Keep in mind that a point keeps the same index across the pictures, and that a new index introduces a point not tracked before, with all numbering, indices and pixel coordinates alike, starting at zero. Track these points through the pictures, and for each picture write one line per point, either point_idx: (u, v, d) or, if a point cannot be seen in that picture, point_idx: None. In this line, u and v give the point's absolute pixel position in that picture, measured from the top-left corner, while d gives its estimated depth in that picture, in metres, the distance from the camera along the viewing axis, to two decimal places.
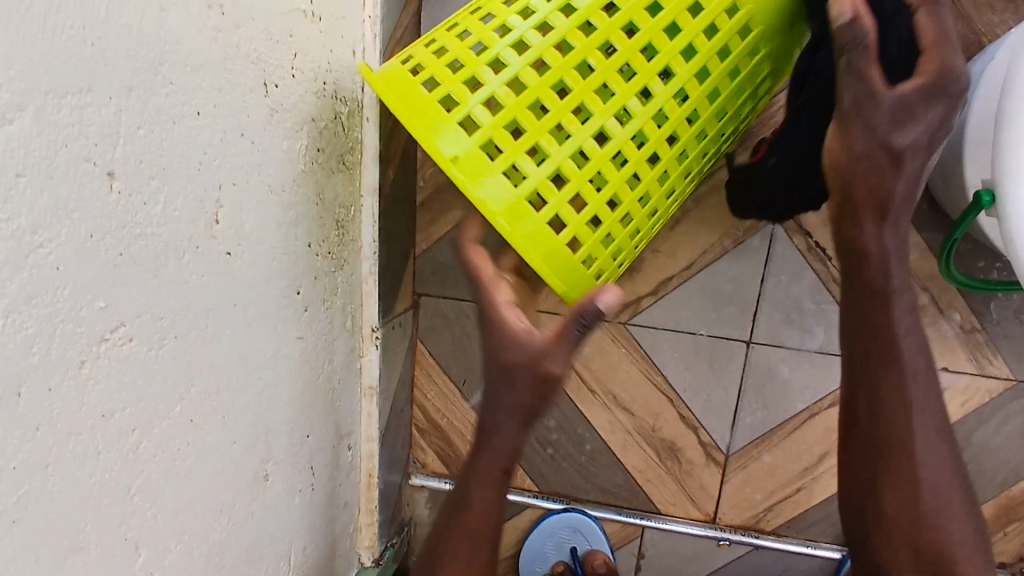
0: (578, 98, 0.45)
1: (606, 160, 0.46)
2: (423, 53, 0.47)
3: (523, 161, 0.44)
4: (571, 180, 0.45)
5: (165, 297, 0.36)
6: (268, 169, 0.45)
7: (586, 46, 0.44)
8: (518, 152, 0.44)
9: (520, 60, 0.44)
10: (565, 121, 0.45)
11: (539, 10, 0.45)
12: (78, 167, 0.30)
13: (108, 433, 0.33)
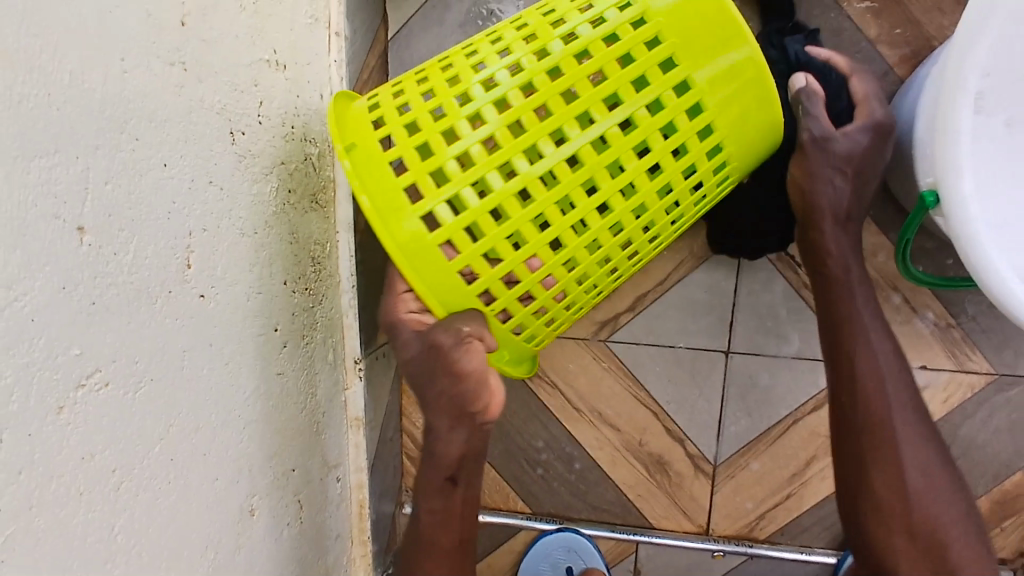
0: (505, 156, 0.46)
1: (523, 219, 0.47)
2: (386, 105, 0.50)
3: (441, 209, 0.47)
4: (486, 234, 0.47)
5: (140, 341, 0.38)
6: (239, 213, 0.47)
7: (523, 109, 0.46)
8: (438, 200, 0.47)
9: (462, 118, 0.47)
10: (463, 192, 0.47)
11: (489, 74, 0.48)
12: (47, 223, 0.31)
13: (89, 475, 0.35)
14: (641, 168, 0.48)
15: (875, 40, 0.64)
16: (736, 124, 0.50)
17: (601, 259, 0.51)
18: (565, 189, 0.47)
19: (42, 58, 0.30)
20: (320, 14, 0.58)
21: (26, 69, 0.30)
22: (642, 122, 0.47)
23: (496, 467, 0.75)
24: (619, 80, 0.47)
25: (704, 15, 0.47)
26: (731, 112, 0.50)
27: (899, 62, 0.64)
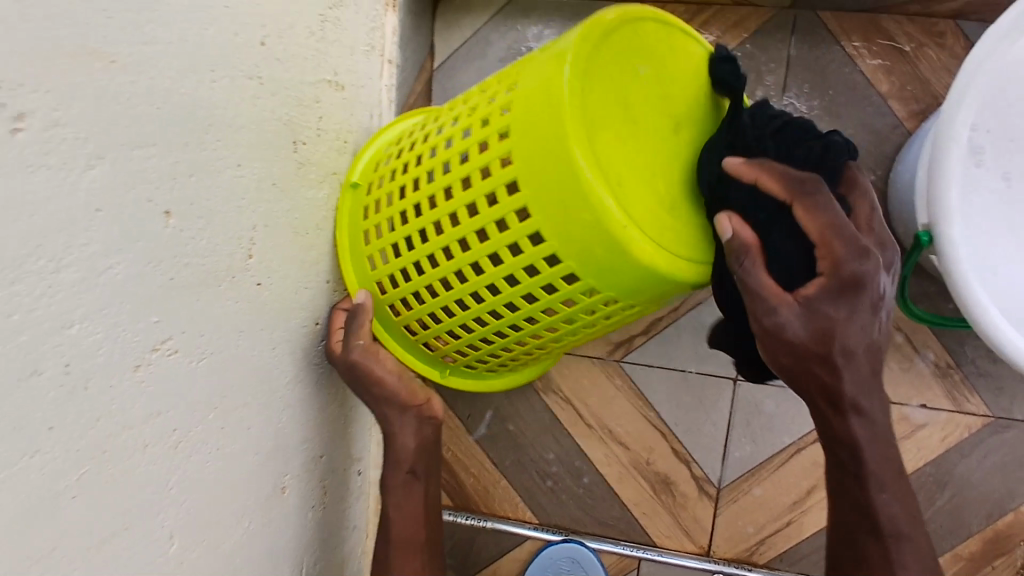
0: (411, 229, 0.52)
1: (420, 285, 0.53)
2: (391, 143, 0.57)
3: (375, 250, 0.56)
4: (399, 283, 0.55)
5: (206, 317, 0.43)
6: (295, 213, 0.52)
7: (433, 192, 0.50)
8: (373, 244, 0.56)
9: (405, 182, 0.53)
10: (386, 247, 0.55)
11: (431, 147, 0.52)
12: (142, 205, 0.37)
13: (151, 429, 0.39)
14: (502, 272, 0.47)
15: (886, 94, 0.69)
16: (565, 238, 0.44)
17: (497, 331, 0.53)
18: (443, 267, 0.50)
19: (149, 67, 0.36)
20: (377, 43, 0.63)
21: (133, 72, 0.35)
22: (489, 228, 0.46)
23: (507, 476, 0.79)
24: (481, 195, 0.46)
25: (575, 154, 0.42)
26: (576, 236, 0.44)
27: (908, 115, 0.69)
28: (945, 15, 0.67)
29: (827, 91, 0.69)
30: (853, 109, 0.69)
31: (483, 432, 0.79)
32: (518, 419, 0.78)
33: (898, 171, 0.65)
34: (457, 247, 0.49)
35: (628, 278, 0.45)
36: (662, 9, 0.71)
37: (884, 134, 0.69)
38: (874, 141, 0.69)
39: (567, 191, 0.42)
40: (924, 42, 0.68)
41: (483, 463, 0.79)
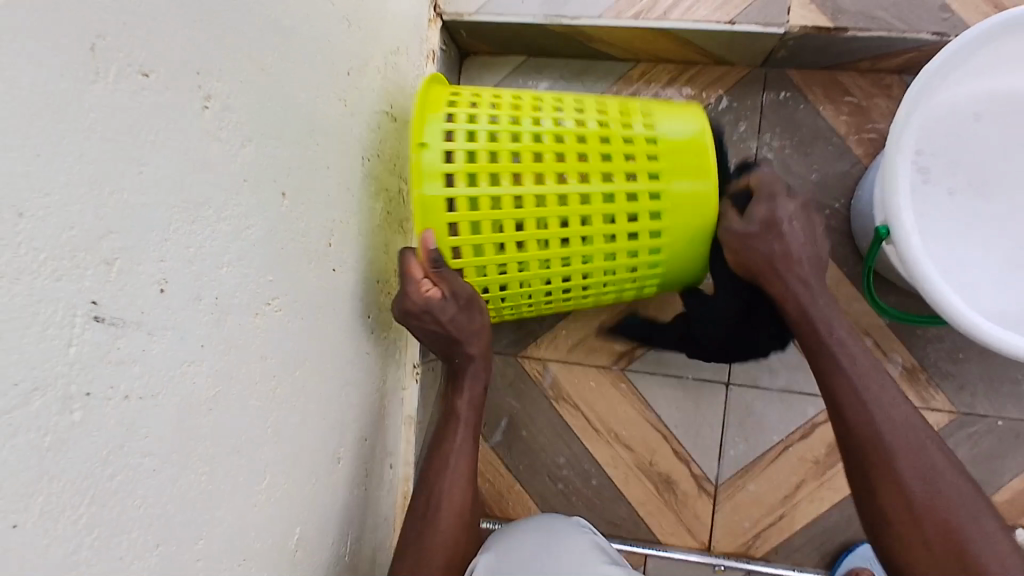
0: (511, 198, 0.63)
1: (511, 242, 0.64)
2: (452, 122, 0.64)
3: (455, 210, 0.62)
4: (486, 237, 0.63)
5: (299, 287, 0.52)
6: (360, 218, 0.62)
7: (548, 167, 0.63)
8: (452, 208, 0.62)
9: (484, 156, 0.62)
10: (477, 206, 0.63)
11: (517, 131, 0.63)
12: (267, 183, 0.46)
13: (261, 372, 0.47)
14: (603, 249, 0.65)
15: (845, 135, 0.82)
16: (681, 243, 0.66)
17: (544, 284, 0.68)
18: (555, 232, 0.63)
19: (279, 79, 0.47)
20: (420, 88, 0.76)
21: (270, 81, 0.46)
22: (624, 231, 0.65)
23: (522, 480, 0.85)
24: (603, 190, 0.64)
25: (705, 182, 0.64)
26: (682, 228, 0.65)
27: (864, 154, 0.82)
28: (890, 70, 0.82)
29: (794, 134, 0.83)
30: (818, 149, 0.82)
31: (500, 438, 0.86)
32: (532, 425, 0.86)
33: (858, 196, 0.77)
34: (576, 220, 0.64)
35: (690, 258, 0.68)
36: (653, 67, 0.85)
37: (845, 168, 0.82)
38: (837, 175, 0.82)
39: (694, 219, 0.65)
40: (874, 93, 0.82)
41: (499, 468, 0.85)
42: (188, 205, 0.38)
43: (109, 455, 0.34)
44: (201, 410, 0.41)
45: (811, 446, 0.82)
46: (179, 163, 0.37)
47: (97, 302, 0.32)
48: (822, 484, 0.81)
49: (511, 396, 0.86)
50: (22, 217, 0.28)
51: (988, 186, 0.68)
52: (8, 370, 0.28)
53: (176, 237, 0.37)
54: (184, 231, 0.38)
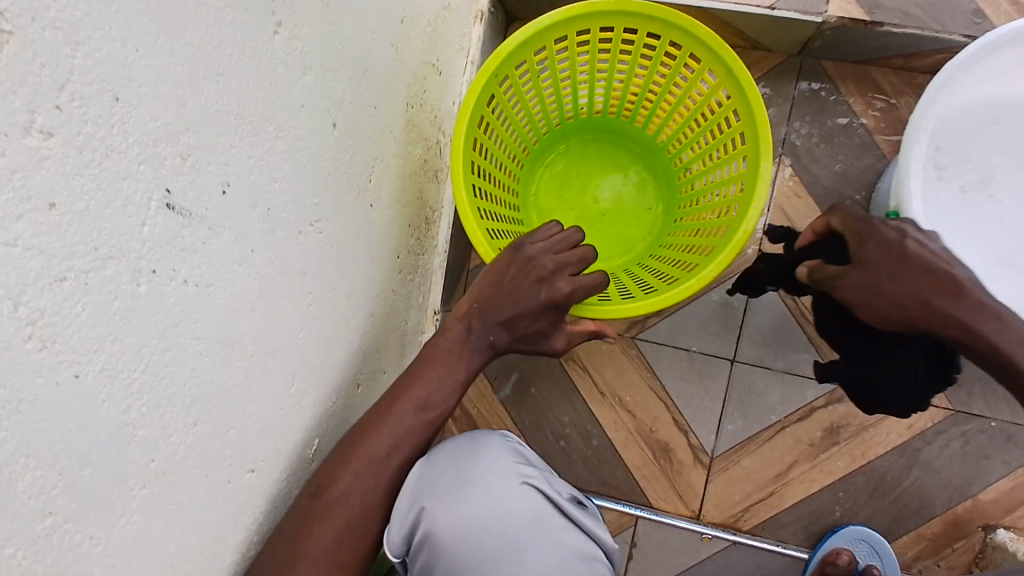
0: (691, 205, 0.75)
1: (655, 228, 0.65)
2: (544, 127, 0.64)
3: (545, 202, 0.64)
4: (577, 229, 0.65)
5: (339, 215, 0.55)
6: (398, 161, 0.65)
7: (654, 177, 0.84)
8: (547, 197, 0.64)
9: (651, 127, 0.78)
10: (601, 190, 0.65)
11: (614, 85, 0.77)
12: (322, 113, 0.50)
13: (300, 287, 0.51)
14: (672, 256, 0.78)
15: (873, 129, 0.84)
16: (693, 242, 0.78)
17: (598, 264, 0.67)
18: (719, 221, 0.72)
19: (342, 15, 0.50)
20: (466, 46, 0.79)
21: (334, 16, 0.49)
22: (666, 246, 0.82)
23: (525, 435, 0.89)
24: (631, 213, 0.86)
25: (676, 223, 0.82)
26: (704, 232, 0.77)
27: (890, 149, 0.84)
28: (924, 71, 0.84)
29: (822, 125, 0.85)
30: (845, 141, 0.85)
31: (508, 393, 0.89)
32: (540, 383, 0.89)
33: (877, 189, 0.80)
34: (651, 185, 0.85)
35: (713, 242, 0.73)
36: None
37: (870, 163, 0.84)
38: (861, 169, 0.84)
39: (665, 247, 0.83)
40: (905, 91, 0.84)
41: (504, 421, 0.89)
42: (252, 118, 0.42)
43: (166, 331, 0.38)
44: (245, 309, 0.45)
45: (807, 429, 0.84)
46: (250, 77, 0.41)
47: (170, 191, 0.36)
48: (813, 466, 0.84)
49: (522, 353, 0.89)
50: (118, 101, 0.32)
51: (998, 183, 0.72)
52: (91, 235, 0.32)
53: (240, 145, 0.41)
54: (247, 140, 0.42)
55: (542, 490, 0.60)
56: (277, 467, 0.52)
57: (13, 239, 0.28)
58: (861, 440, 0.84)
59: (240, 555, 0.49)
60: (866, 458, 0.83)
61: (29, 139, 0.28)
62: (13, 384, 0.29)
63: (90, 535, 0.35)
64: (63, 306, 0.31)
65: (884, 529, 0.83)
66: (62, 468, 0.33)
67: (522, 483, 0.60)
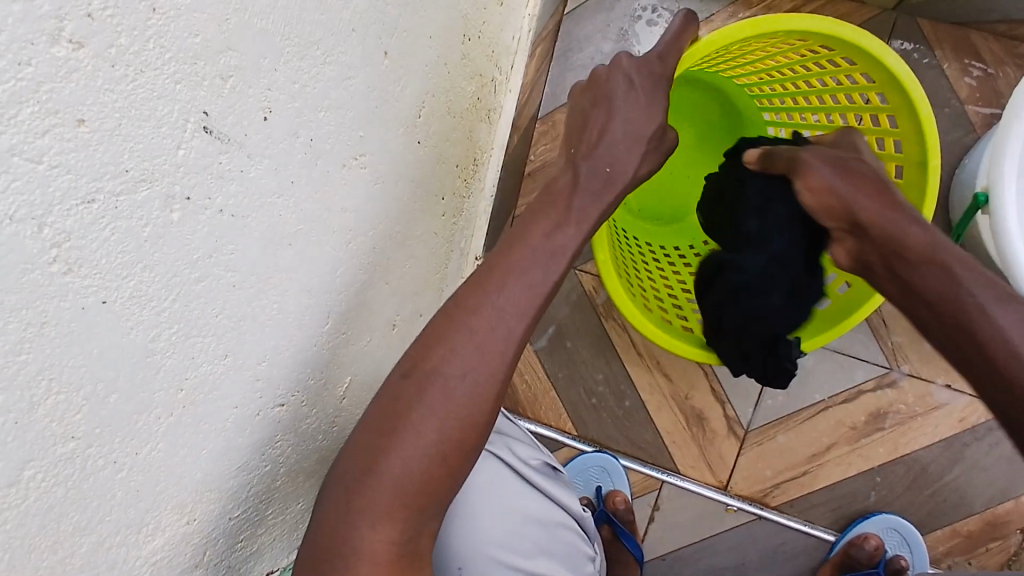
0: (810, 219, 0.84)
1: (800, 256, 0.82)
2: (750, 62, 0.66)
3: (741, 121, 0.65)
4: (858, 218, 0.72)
5: (384, 150, 0.53)
6: (451, 96, 0.62)
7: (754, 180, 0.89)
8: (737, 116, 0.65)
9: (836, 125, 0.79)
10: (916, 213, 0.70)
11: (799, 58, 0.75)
12: (373, 39, 0.47)
13: (340, 222, 0.49)
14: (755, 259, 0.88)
15: (964, 100, 0.78)
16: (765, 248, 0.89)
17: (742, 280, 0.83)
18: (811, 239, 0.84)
19: None
20: None
21: None
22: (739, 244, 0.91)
23: (557, 388, 0.88)
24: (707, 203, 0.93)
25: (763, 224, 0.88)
26: None
27: (981, 124, 0.77)
28: None
29: None
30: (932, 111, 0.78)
31: (544, 344, 0.88)
32: (577, 337, 0.87)
33: (965, 165, 0.74)
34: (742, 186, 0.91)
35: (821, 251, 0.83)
36: None
37: (956, 138, 0.78)
38: (945, 144, 0.78)
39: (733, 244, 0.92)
40: (1005, 62, 0.77)
41: (538, 373, 0.88)
42: (301, 41, 0.39)
43: (197, 260, 0.36)
44: (282, 243, 0.43)
45: (850, 412, 0.81)
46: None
47: (208, 114, 0.34)
48: (852, 450, 0.81)
49: (564, 305, 0.87)
50: (155, 12, 0.29)
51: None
52: (122, 155, 0.30)
53: (285, 69, 0.39)
54: (292, 65, 0.39)
55: (503, 458, 0.62)
56: (306, 402, 0.52)
57: (39, 155, 0.26)
58: (906, 429, 0.80)
59: (264, 486, 0.49)
60: (908, 449, 0.80)
61: (58, 49, 0.26)
62: (37, 307, 0.28)
63: (113, 460, 0.35)
64: (90, 229, 0.29)
65: (917, 522, 0.80)
66: (87, 393, 0.32)
67: (480, 449, 0.61)
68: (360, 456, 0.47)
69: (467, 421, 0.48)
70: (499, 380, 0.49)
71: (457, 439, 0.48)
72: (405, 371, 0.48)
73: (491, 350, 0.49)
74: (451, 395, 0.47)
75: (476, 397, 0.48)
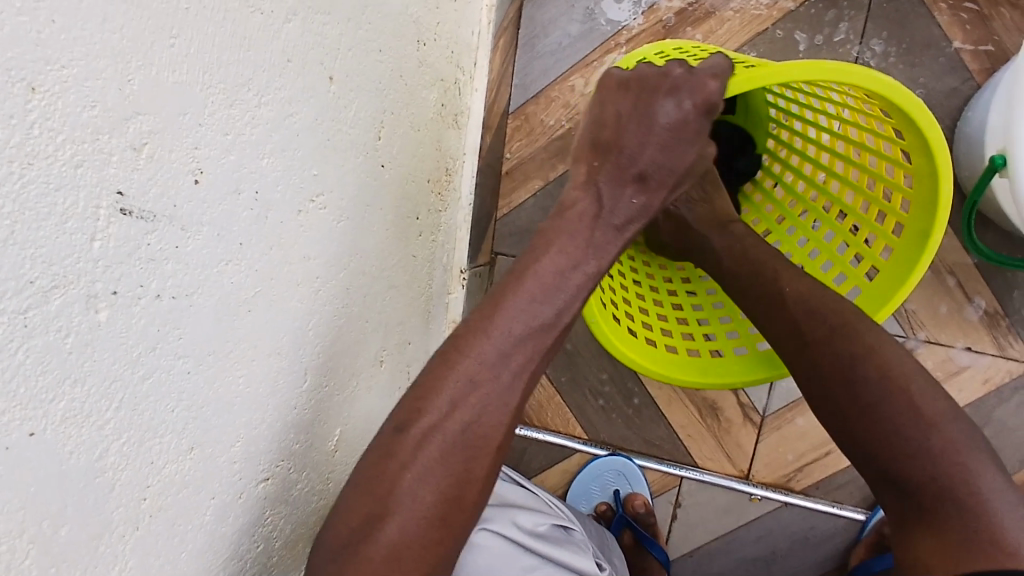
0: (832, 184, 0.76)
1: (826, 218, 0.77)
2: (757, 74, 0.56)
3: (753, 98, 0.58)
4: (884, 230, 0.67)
5: (345, 183, 0.48)
6: (413, 108, 0.57)
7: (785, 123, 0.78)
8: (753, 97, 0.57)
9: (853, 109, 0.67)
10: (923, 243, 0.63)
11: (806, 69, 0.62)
12: (312, 65, 0.42)
13: (304, 271, 0.44)
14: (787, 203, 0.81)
15: (961, 46, 0.73)
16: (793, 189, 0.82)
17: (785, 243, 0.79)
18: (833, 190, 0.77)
19: None
20: None
21: None
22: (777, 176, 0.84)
23: (562, 393, 0.84)
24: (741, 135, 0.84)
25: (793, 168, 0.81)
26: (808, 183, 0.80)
27: (980, 70, 0.73)
28: None
29: (902, 42, 0.74)
30: (926, 62, 0.74)
31: None
32: (577, 339, 0.83)
33: (967, 118, 0.70)
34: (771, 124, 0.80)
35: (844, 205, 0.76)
36: None
37: (954, 88, 0.74)
38: (943, 98, 0.74)
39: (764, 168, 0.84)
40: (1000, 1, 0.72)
41: (540, 380, 0.84)
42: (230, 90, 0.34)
43: (139, 357, 0.32)
44: (239, 311, 0.38)
45: None
46: (216, 33, 0.33)
47: (123, 192, 0.29)
48: None
49: None
50: (34, 93, 0.24)
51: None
52: (23, 264, 0.25)
53: (213, 123, 0.34)
54: (219, 115, 0.34)
55: (502, 532, 0.59)
56: (295, 468, 0.48)
57: None
58: None
59: (259, 565, 0.45)
60: None
61: None
62: None
63: None
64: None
65: None
66: (32, 535, 0.27)
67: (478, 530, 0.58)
68: (353, 524, 0.45)
69: (459, 478, 0.46)
70: (498, 417, 0.47)
71: (455, 497, 0.46)
72: (392, 430, 0.46)
73: (479, 407, 0.47)
74: (451, 445, 0.46)
75: (468, 450, 0.47)
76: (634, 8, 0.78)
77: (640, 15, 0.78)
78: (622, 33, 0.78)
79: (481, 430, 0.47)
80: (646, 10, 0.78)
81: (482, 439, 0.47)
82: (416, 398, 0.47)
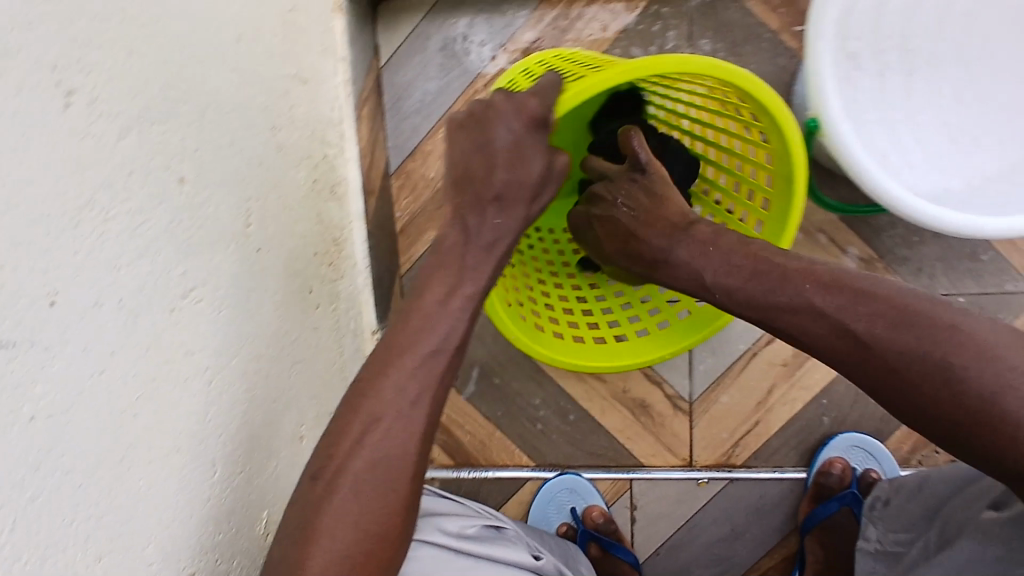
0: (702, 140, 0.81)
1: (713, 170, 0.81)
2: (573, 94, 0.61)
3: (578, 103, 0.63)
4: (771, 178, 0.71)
5: (218, 275, 0.50)
6: (281, 190, 0.60)
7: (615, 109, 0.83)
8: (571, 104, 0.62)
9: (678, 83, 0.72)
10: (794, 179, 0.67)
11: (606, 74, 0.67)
12: (157, 173, 0.44)
13: (190, 367, 0.46)
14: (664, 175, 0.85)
15: (777, 30, 0.81)
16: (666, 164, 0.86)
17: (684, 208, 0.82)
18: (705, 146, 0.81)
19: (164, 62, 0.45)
20: (332, 43, 0.72)
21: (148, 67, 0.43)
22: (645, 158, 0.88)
23: (501, 427, 0.85)
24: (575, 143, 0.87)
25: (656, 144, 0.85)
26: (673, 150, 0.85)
27: (799, 47, 0.81)
28: None
29: (727, 37, 0.81)
30: (751, 50, 0.81)
31: (473, 389, 0.85)
32: (504, 372, 0.85)
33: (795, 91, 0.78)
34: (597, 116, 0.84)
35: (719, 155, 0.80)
36: None
37: (781, 68, 0.81)
38: (774, 78, 0.81)
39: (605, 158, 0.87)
40: None
41: (477, 419, 0.85)
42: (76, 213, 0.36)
43: (25, 480, 0.33)
44: (123, 417, 0.40)
45: (777, 350, 0.82)
46: (53, 161, 0.35)
47: None
48: (793, 384, 0.82)
49: (480, 345, 0.85)
50: None
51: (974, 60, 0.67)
52: None
53: (61, 246, 0.35)
54: (68, 236, 0.36)
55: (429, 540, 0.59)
56: (222, 558, 0.48)
57: None
58: None
59: None
60: None
61: None
62: None
63: None
64: None
65: (874, 431, 0.82)
66: None
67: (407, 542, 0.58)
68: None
69: (381, 516, 0.47)
70: (413, 461, 0.48)
71: (380, 534, 0.46)
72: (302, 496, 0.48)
73: (395, 441, 0.48)
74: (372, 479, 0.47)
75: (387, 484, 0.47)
76: (483, 55, 0.83)
77: (489, 60, 0.83)
78: (478, 80, 0.84)
79: (391, 468, 0.47)
80: (495, 55, 0.83)
81: (399, 472, 0.48)
82: (330, 450, 0.48)
